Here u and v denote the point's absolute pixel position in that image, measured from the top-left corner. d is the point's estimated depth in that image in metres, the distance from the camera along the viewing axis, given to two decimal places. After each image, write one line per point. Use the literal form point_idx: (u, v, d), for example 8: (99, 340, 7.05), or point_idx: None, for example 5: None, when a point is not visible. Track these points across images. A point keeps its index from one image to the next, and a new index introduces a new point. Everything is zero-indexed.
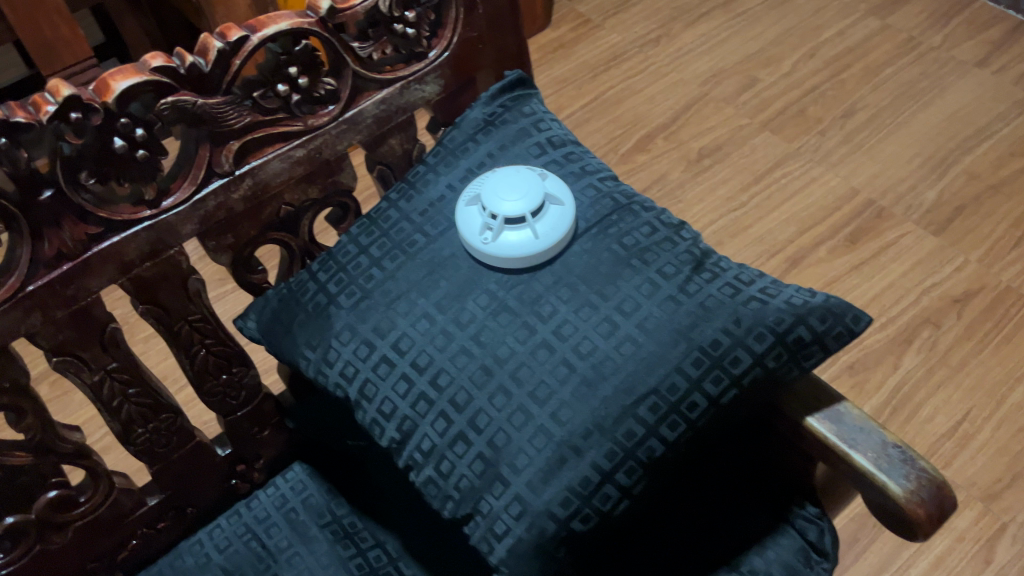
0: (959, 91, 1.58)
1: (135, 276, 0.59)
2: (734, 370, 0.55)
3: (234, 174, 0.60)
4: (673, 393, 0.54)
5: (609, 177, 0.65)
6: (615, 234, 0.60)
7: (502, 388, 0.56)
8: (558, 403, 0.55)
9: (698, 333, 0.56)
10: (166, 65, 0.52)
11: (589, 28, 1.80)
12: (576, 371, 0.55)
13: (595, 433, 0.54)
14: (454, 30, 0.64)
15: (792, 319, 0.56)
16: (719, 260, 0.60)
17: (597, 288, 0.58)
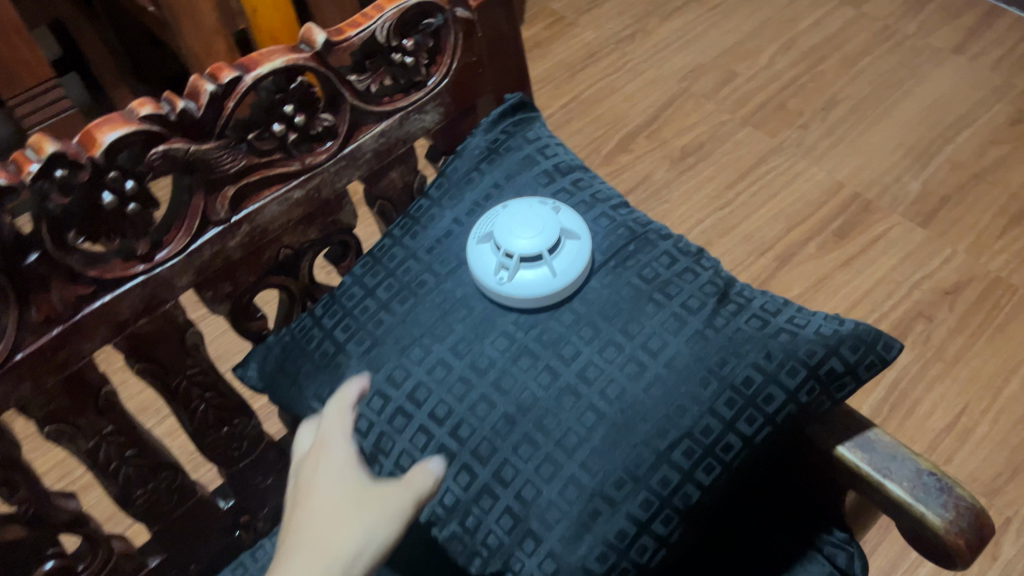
0: (937, 79, 1.58)
1: (129, 335, 0.55)
2: (768, 408, 0.53)
3: (231, 221, 0.56)
4: (707, 436, 0.52)
5: (621, 203, 0.63)
6: (634, 267, 0.58)
7: (528, 436, 0.53)
8: (588, 450, 0.52)
9: (729, 371, 0.53)
10: (155, 112, 0.49)
11: (563, 26, 1.77)
12: (605, 415, 0.53)
13: (629, 483, 0.52)
14: (453, 56, 0.61)
15: (824, 350, 0.55)
16: (742, 289, 0.58)
17: (621, 326, 0.55)
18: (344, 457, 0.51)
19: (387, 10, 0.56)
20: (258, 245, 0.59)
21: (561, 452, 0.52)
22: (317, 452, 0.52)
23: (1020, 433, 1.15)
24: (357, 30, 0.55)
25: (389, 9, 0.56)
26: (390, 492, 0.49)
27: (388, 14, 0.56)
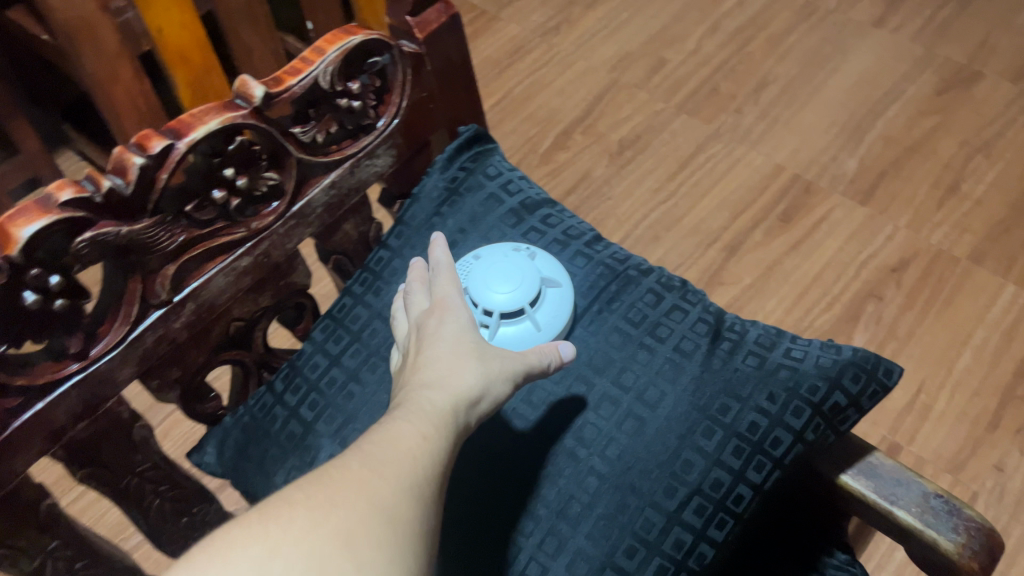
0: (862, 54, 1.59)
1: (69, 441, 0.49)
2: (776, 452, 0.50)
3: (173, 301, 0.50)
4: (717, 489, 0.49)
5: (595, 238, 0.60)
6: (620, 310, 0.55)
7: (526, 505, 0.49)
8: (594, 513, 0.48)
9: (732, 418, 0.50)
10: (78, 197, 0.42)
11: (485, 20, 1.72)
12: (607, 475, 0.49)
13: (641, 550, 0.48)
14: (402, 93, 0.56)
15: (827, 384, 0.52)
16: (734, 323, 0.55)
17: (613, 377, 0.52)
18: (468, 316, 0.47)
19: (330, 52, 0.50)
20: (204, 324, 0.53)
21: (562, 521, 0.49)
22: (436, 305, 0.48)
23: (976, 406, 1.17)
24: (298, 78, 0.49)
25: (331, 50, 0.50)
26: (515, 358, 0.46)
27: (331, 56, 0.50)
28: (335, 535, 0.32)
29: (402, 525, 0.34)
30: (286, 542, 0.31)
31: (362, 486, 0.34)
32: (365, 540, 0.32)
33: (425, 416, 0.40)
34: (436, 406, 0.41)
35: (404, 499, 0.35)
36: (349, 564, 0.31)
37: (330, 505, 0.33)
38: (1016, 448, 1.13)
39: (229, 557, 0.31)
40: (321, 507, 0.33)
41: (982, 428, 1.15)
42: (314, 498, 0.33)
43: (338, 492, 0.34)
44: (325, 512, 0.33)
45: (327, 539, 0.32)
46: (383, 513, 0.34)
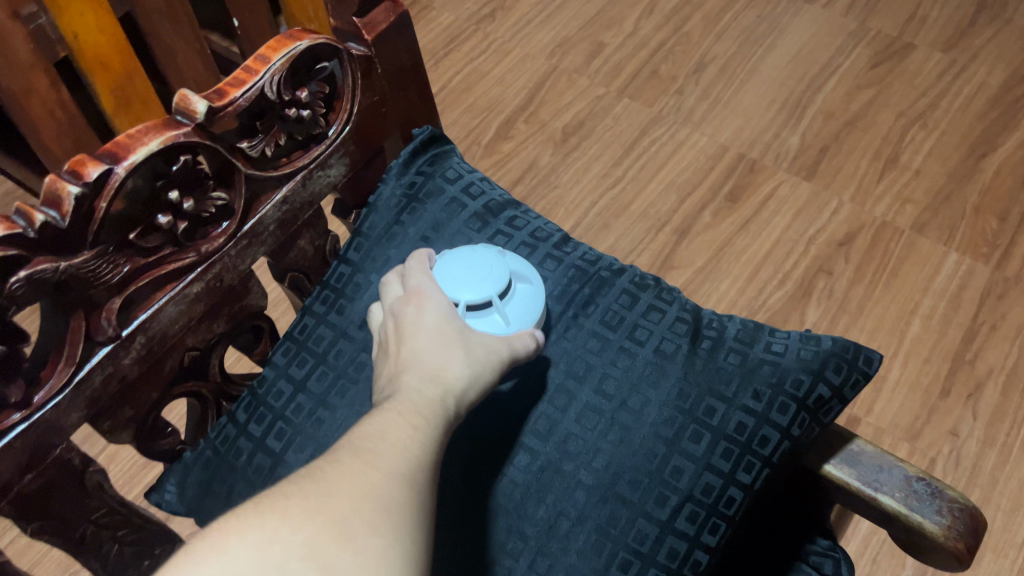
0: (797, 30, 1.60)
1: (16, 496, 0.45)
2: (764, 451, 0.49)
3: (120, 337, 0.46)
4: (709, 494, 0.48)
5: (562, 239, 0.57)
6: (595, 313, 0.53)
7: (511, 523, 0.47)
8: (582, 526, 0.47)
9: (720, 420, 0.49)
10: (8, 234, 0.39)
11: (418, 10, 1.67)
12: (594, 487, 0.47)
13: (636, 562, 0.47)
14: (352, 99, 0.53)
15: (811, 378, 0.51)
16: (711, 319, 0.54)
17: (594, 385, 0.50)
18: (446, 302, 0.47)
19: (275, 60, 0.47)
20: (156, 357, 0.49)
21: (549, 537, 0.47)
22: (411, 292, 0.47)
23: (928, 373, 1.19)
24: (242, 89, 0.46)
25: (276, 58, 0.47)
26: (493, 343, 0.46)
27: (276, 64, 0.47)
28: (327, 525, 0.32)
29: (398, 516, 0.34)
30: (281, 533, 0.32)
31: (355, 480, 0.35)
32: (362, 532, 0.32)
33: (414, 408, 0.40)
34: (421, 401, 0.41)
35: (398, 491, 0.35)
36: (349, 556, 0.32)
37: (324, 498, 0.33)
38: (968, 413, 1.15)
39: (221, 551, 0.31)
40: (314, 502, 0.33)
41: (936, 396, 1.17)
42: (307, 494, 0.34)
43: (330, 486, 0.34)
44: (319, 507, 0.33)
45: (322, 531, 0.32)
46: (375, 503, 0.34)
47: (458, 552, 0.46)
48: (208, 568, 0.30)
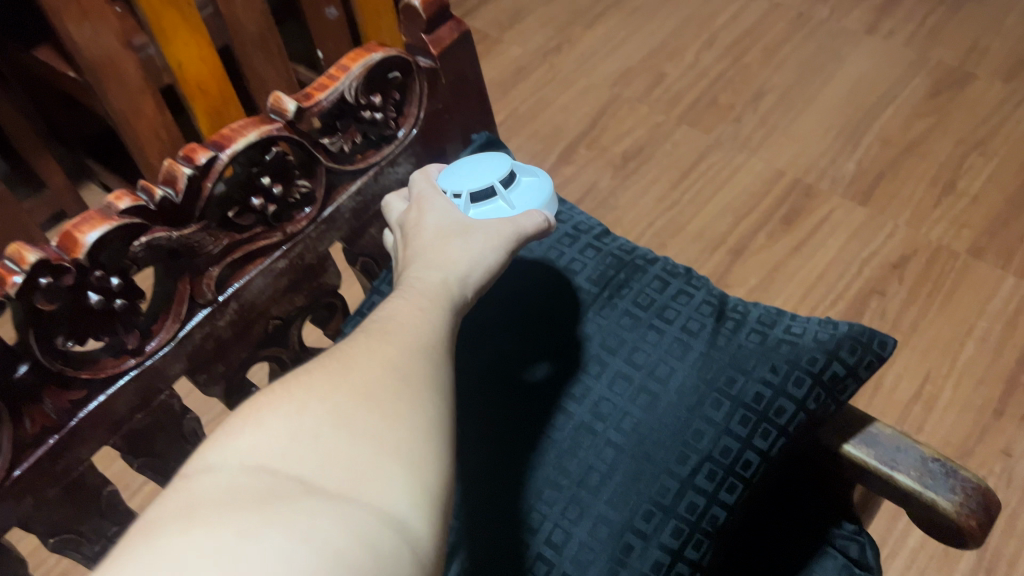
0: (856, 61, 1.63)
1: (127, 432, 0.53)
2: (780, 420, 0.54)
3: (217, 301, 0.54)
4: (727, 456, 0.53)
5: (603, 232, 0.63)
6: (629, 294, 0.59)
7: (548, 476, 0.53)
8: (611, 478, 0.52)
9: (739, 390, 0.54)
10: (134, 205, 0.47)
11: (489, 43, 1.77)
12: (623, 443, 0.53)
13: (658, 513, 0.52)
14: (419, 105, 0.61)
15: (825, 356, 0.56)
16: (737, 304, 0.59)
17: (625, 356, 0.56)
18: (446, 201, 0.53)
19: (354, 69, 0.55)
20: (246, 323, 0.57)
21: (580, 488, 0.52)
22: (414, 202, 0.54)
23: (981, 394, 1.20)
24: (325, 92, 0.54)
25: (354, 67, 0.55)
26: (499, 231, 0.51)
27: (355, 72, 0.55)
28: (354, 397, 0.38)
29: (417, 388, 0.39)
30: (310, 401, 0.37)
31: (372, 356, 0.40)
32: (382, 395, 0.38)
33: (421, 294, 0.45)
34: (434, 286, 0.46)
35: (411, 361, 0.41)
36: (373, 415, 0.37)
37: (346, 374, 0.39)
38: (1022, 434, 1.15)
39: (261, 416, 0.36)
40: (336, 376, 0.39)
41: (989, 416, 1.18)
42: (330, 370, 0.39)
43: (351, 364, 0.40)
44: (341, 380, 0.39)
45: (347, 398, 0.38)
46: (394, 374, 0.39)
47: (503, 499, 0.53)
48: (249, 434, 0.36)
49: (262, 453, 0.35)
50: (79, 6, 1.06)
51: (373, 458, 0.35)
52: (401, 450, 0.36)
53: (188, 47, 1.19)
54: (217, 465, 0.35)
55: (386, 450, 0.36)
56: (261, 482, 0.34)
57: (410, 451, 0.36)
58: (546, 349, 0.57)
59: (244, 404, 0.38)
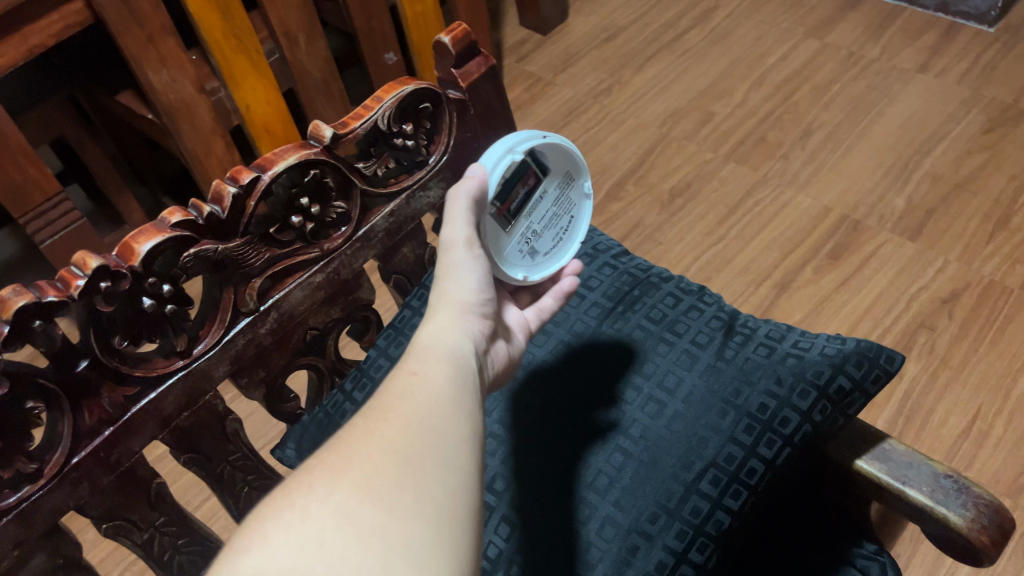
0: (907, 98, 1.63)
1: (174, 428, 0.59)
2: (785, 430, 0.61)
3: (259, 311, 0.59)
4: (731, 463, 0.60)
5: (621, 252, 0.78)
6: (642, 309, 0.71)
7: (566, 479, 0.62)
8: (621, 483, 0.60)
9: (744, 400, 0.62)
10: (185, 219, 0.52)
11: (541, 86, 1.83)
12: (633, 450, 0.62)
13: (663, 515, 0.59)
14: (449, 134, 0.66)
15: (831, 369, 0.63)
16: (747, 320, 0.69)
17: (638, 367, 0.67)
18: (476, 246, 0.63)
19: (386, 99, 0.60)
20: (285, 331, 0.63)
21: (592, 491, 0.61)
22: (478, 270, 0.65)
23: None
24: (360, 121, 0.59)
25: (387, 98, 0.60)
26: (456, 256, 0.57)
27: (388, 103, 0.60)
28: (359, 493, 0.39)
29: (420, 472, 0.41)
30: (312, 506, 0.39)
31: (371, 444, 0.42)
32: (386, 487, 0.40)
33: (417, 365, 0.50)
34: (433, 356, 0.51)
35: (413, 443, 0.43)
36: (377, 507, 0.39)
37: (346, 470, 0.41)
38: None
39: (270, 531, 0.38)
40: (336, 472, 0.40)
41: None
42: (330, 466, 0.41)
43: (351, 454, 0.42)
44: (338, 477, 0.40)
45: (349, 494, 0.39)
46: (399, 459, 0.42)
47: (527, 501, 0.61)
48: (256, 552, 0.37)
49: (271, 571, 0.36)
50: (158, 54, 1.16)
51: (381, 564, 0.36)
52: (410, 545, 0.38)
53: (255, 90, 1.29)
54: None
55: (395, 550, 0.37)
56: None
57: (420, 550, 0.38)
58: (570, 362, 0.68)
59: (250, 519, 0.39)
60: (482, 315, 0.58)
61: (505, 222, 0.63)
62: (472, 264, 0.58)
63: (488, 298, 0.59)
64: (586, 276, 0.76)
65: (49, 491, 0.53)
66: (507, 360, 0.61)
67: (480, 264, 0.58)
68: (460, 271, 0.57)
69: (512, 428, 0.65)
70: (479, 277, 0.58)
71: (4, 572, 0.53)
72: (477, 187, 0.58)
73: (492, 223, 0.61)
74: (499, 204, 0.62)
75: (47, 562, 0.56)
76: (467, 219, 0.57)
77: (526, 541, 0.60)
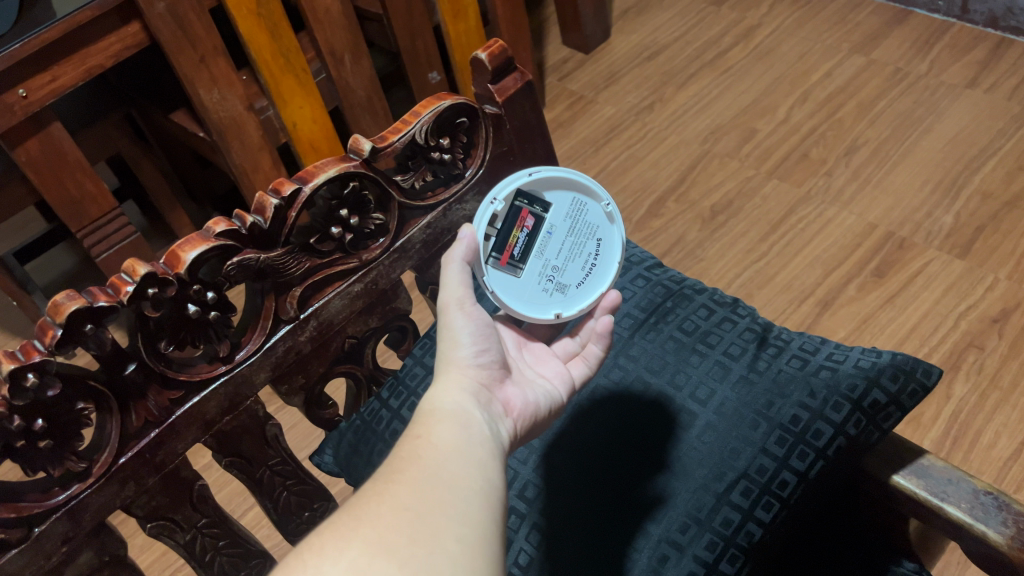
0: (956, 114, 1.59)
1: (217, 431, 0.61)
2: (818, 442, 0.63)
3: (299, 318, 0.61)
4: (762, 474, 0.63)
5: (655, 265, 0.82)
6: (675, 321, 0.74)
7: (597, 488, 0.65)
8: (652, 495, 0.64)
9: (777, 412, 0.65)
10: (229, 228, 0.54)
11: (583, 104, 1.85)
12: (664, 463, 0.65)
13: (694, 526, 0.62)
14: (486, 149, 0.67)
15: (866, 382, 0.65)
16: (780, 333, 0.72)
17: (669, 378, 0.70)
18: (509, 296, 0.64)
19: (424, 114, 0.61)
20: (325, 339, 0.65)
21: (624, 500, 0.64)
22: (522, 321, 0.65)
23: None
24: (399, 135, 0.60)
25: (425, 113, 0.61)
26: (452, 315, 0.59)
27: (425, 118, 0.61)
28: (370, 549, 0.41)
29: (433, 526, 0.43)
30: (323, 568, 0.40)
31: (382, 502, 0.44)
32: (397, 544, 0.41)
33: (430, 422, 0.52)
34: (450, 412, 0.53)
35: (425, 500, 0.44)
36: (390, 564, 0.40)
37: (356, 529, 0.42)
38: None
39: None
40: (346, 532, 0.42)
41: None
42: (338, 528, 0.42)
43: (362, 512, 0.43)
44: (349, 535, 0.41)
45: (360, 552, 0.40)
46: (411, 514, 0.43)
47: (557, 509, 0.64)
48: None
49: None
50: (209, 74, 1.20)
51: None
52: None
53: (302, 109, 1.32)
54: None
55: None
56: None
57: None
58: (603, 374, 0.72)
59: None
60: (481, 367, 0.59)
61: (515, 268, 0.63)
62: (464, 322, 0.59)
63: (493, 355, 0.60)
64: (619, 288, 0.79)
65: (97, 489, 0.55)
66: (531, 408, 0.61)
67: (471, 317, 0.59)
68: (457, 331, 0.59)
69: (547, 442, 0.68)
70: (473, 330, 0.59)
71: (53, 567, 0.55)
72: (469, 249, 0.60)
73: (497, 276, 0.62)
74: (499, 255, 0.62)
75: (93, 559, 0.58)
76: (461, 278, 0.59)
77: (556, 546, 0.63)
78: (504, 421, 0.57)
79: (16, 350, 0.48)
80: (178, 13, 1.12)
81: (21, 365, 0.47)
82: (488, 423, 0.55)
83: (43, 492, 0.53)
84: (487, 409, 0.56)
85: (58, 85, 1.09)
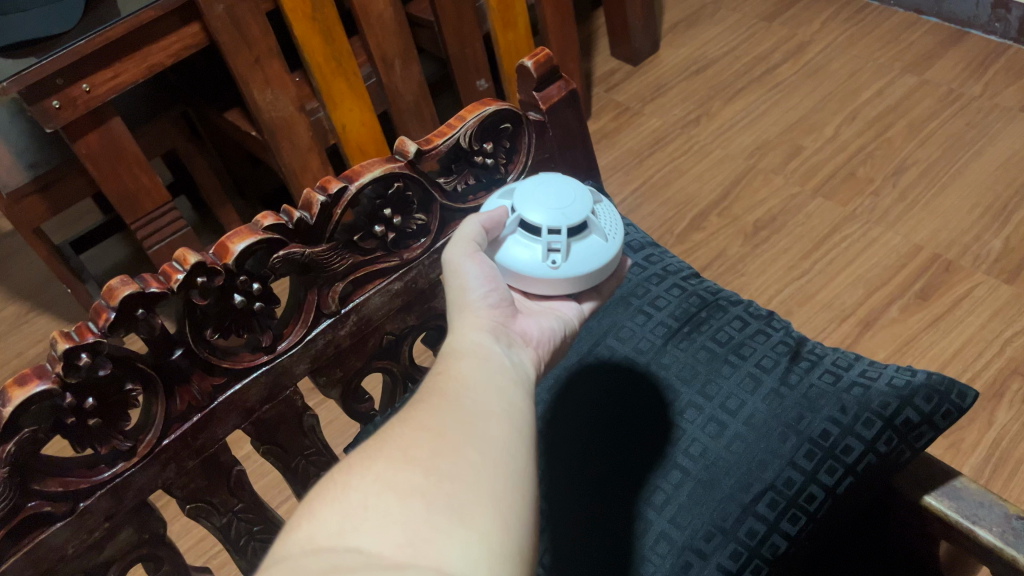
0: (1009, 137, 1.57)
1: (256, 419, 0.63)
2: (847, 459, 0.64)
3: (339, 312, 0.63)
4: (790, 487, 0.63)
5: (691, 275, 0.82)
6: (709, 332, 0.75)
7: (620, 489, 0.66)
8: (672, 497, 0.64)
9: (807, 427, 0.66)
10: (276, 223, 0.56)
11: (629, 115, 1.85)
12: (685, 464, 0.66)
13: (718, 536, 0.62)
14: (527, 154, 0.69)
15: (899, 402, 0.65)
16: (813, 347, 0.72)
17: (699, 388, 0.70)
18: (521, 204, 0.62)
19: (469, 119, 0.63)
20: (363, 335, 0.67)
21: (647, 504, 0.65)
22: None
23: None
24: (443, 138, 0.62)
25: (469, 118, 0.63)
26: (459, 259, 0.58)
27: (470, 122, 0.63)
28: (396, 464, 0.42)
29: (458, 446, 0.44)
30: (352, 480, 0.42)
31: (409, 428, 0.45)
32: (421, 457, 0.43)
33: (450, 359, 0.53)
34: (467, 349, 0.54)
35: (451, 424, 0.46)
36: (416, 473, 0.42)
37: (381, 450, 0.44)
38: None
39: (320, 511, 0.41)
40: (371, 454, 0.44)
41: None
42: (364, 451, 0.44)
43: (387, 437, 0.45)
44: (376, 455, 0.43)
45: (386, 466, 0.42)
46: (437, 434, 0.45)
47: (579, 506, 0.65)
48: (307, 526, 0.40)
49: (319, 539, 0.39)
50: (263, 75, 1.23)
51: (424, 519, 0.39)
52: (451, 506, 0.40)
53: (352, 111, 1.35)
54: (281, 556, 0.39)
55: (436, 506, 0.40)
56: (329, 557, 0.37)
57: (461, 508, 0.40)
58: (631, 380, 0.73)
59: (301, 509, 0.42)
60: (494, 308, 0.58)
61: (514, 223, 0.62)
62: (470, 265, 0.58)
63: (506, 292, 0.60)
64: (654, 295, 0.79)
65: (140, 468, 0.57)
66: (546, 337, 0.61)
67: (477, 262, 0.58)
68: (464, 275, 0.58)
69: (568, 442, 0.69)
70: (479, 277, 0.58)
71: (96, 542, 0.57)
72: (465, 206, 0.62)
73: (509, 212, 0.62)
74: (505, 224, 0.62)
75: (134, 536, 0.60)
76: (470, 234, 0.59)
77: (577, 543, 0.64)
78: (524, 353, 0.57)
79: (71, 330, 0.50)
80: (236, 14, 1.16)
81: (76, 345, 0.49)
82: (508, 356, 0.55)
83: (90, 468, 0.55)
84: (505, 341, 0.56)
85: (119, 82, 1.13)
